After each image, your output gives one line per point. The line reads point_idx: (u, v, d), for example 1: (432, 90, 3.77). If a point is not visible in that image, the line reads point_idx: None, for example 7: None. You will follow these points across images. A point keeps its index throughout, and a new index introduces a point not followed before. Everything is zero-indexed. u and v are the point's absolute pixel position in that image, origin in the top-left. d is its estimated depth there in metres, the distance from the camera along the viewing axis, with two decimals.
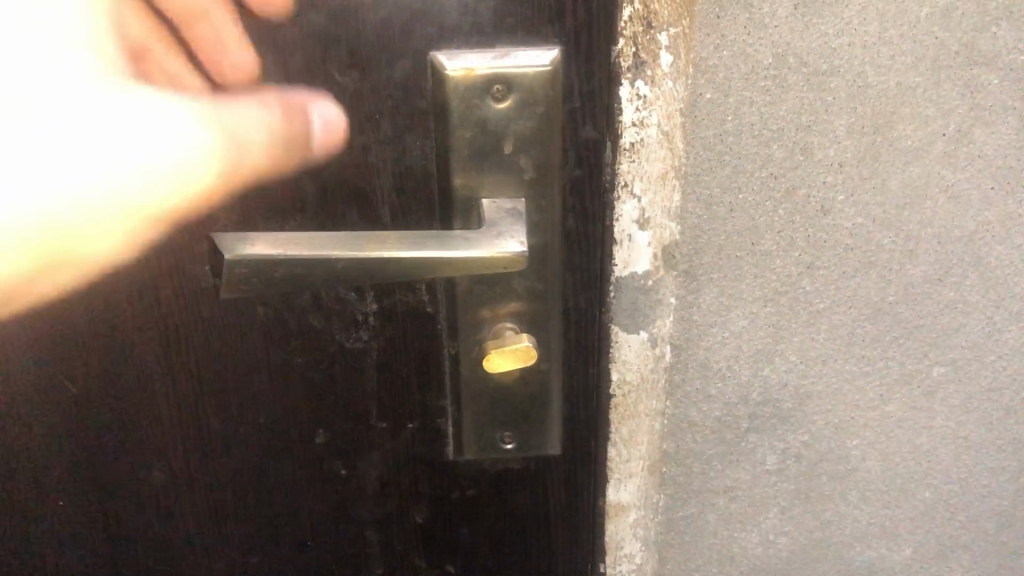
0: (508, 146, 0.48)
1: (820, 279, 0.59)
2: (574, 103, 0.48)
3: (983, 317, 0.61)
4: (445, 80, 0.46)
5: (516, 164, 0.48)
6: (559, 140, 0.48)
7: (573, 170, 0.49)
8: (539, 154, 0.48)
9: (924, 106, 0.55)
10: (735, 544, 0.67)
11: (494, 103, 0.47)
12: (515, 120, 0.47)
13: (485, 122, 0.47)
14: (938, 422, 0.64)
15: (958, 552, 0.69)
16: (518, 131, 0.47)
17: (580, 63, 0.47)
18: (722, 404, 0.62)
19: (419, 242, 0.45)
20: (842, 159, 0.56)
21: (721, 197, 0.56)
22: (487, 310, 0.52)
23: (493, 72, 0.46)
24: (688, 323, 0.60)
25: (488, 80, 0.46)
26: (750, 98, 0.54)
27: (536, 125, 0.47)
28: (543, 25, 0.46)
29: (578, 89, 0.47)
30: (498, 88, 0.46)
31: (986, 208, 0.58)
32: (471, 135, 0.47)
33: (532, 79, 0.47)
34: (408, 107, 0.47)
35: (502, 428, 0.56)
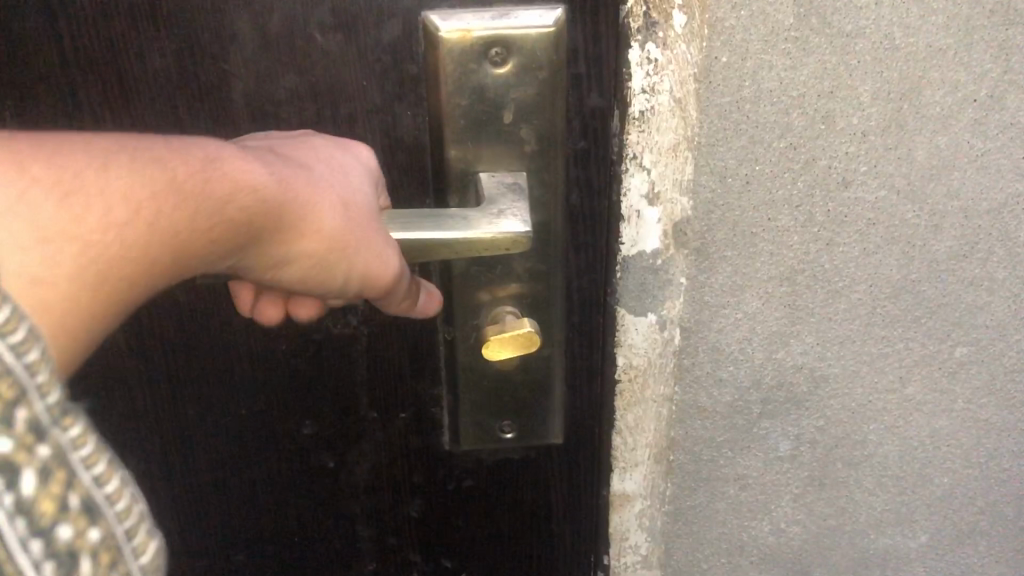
0: (508, 116, 0.44)
1: (839, 256, 0.55)
2: (580, 68, 0.43)
3: (1009, 295, 0.58)
4: (439, 42, 0.42)
5: (517, 135, 0.44)
6: (562, 109, 0.44)
7: (578, 142, 0.45)
8: (542, 125, 0.44)
9: (954, 70, 0.51)
10: (745, 533, 0.64)
11: (492, 68, 0.42)
12: (515, 87, 0.43)
13: (483, 89, 0.43)
14: (959, 404, 0.61)
15: (977, 538, 0.66)
16: (519, 99, 0.43)
17: (587, 24, 0.43)
18: (734, 388, 0.59)
19: (409, 220, 0.41)
20: (866, 128, 0.52)
21: (737, 168, 0.52)
22: (485, 294, 0.48)
23: (491, 34, 0.42)
24: (698, 304, 0.56)
25: (486, 42, 0.42)
26: (769, 62, 0.50)
27: (538, 93, 0.43)
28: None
29: (585, 52, 0.43)
30: (497, 53, 0.42)
31: (1018, 179, 0.54)
32: (467, 103, 0.43)
33: (533, 42, 0.42)
34: (399, 72, 0.43)
35: (501, 418, 0.53)
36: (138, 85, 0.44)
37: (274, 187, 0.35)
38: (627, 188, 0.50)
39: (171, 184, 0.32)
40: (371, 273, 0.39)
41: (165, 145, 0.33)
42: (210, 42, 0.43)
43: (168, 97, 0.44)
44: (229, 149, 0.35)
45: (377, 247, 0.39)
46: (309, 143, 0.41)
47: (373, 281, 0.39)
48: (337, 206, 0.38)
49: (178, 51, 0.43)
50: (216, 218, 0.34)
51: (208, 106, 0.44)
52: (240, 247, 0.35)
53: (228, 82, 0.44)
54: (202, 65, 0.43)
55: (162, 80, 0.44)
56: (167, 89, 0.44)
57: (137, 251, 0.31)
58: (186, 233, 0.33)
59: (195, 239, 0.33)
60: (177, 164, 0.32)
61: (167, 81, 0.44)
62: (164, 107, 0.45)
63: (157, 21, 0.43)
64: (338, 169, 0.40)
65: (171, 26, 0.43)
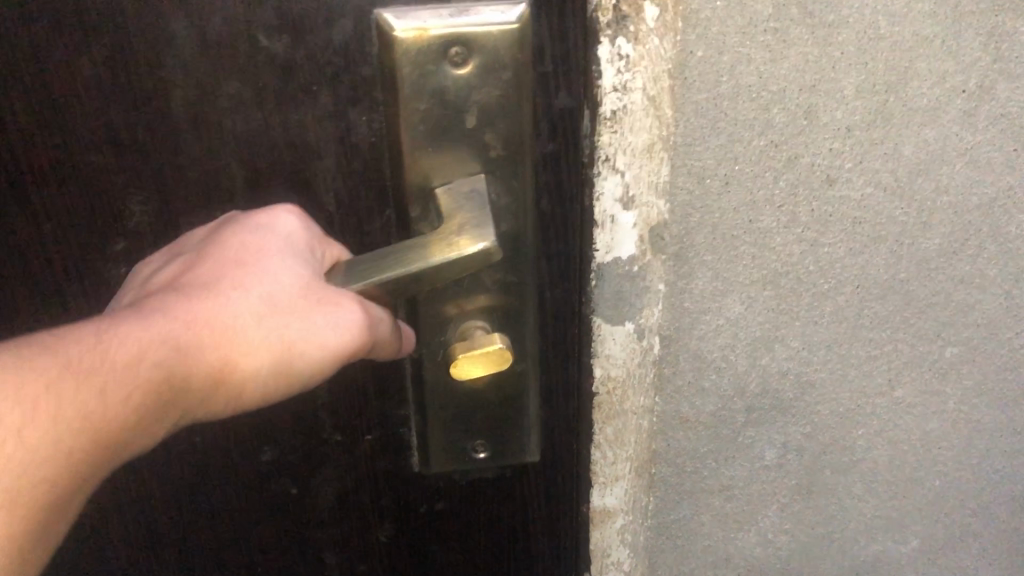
0: (471, 120, 0.41)
1: (824, 257, 0.52)
2: (548, 66, 0.41)
3: (1000, 292, 0.55)
4: (393, 41, 0.39)
5: (480, 138, 0.42)
6: (529, 109, 0.42)
7: (547, 144, 0.43)
8: (508, 128, 0.41)
9: (942, 59, 0.48)
10: (731, 545, 0.62)
11: (452, 69, 0.40)
12: (478, 88, 0.40)
13: (444, 89, 0.40)
14: (949, 406, 0.59)
15: (969, 540, 0.64)
16: (483, 102, 0.41)
17: (555, 17, 0.40)
18: (717, 397, 0.56)
19: (367, 267, 0.40)
20: (850, 123, 0.49)
21: (715, 169, 0.49)
22: (453, 307, 0.46)
23: (450, 31, 0.39)
24: (678, 310, 0.53)
25: (445, 41, 0.39)
26: (748, 55, 0.46)
27: (503, 94, 0.41)
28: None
29: (552, 49, 0.41)
30: (456, 51, 0.39)
31: (1008, 171, 0.52)
32: (425, 106, 0.41)
33: (495, 39, 0.39)
34: (349, 75, 0.40)
35: (472, 438, 0.50)
36: (69, 100, 0.40)
37: (185, 333, 0.36)
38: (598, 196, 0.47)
39: (68, 371, 0.33)
40: (330, 353, 0.38)
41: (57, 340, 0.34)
42: (144, 52, 0.39)
43: (102, 112, 0.41)
44: (121, 317, 0.35)
45: (317, 332, 0.38)
46: (218, 248, 0.40)
47: (334, 355, 0.38)
48: (263, 309, 0.37)
49: (109, 62, 0.39)
50: (136, 384, 0.35)
51: (146, 120, 0.41)
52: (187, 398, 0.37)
53: (166, 94, 0.40)
54: (137, 76, 0.40)
55: (94, 94, 0.40)
56: (100, 104, 0.40)
57: (78, 447, 0.34)
58: (119, 414, 0.34)
59: (117, 411, 0.34)
60: (70, 350, 0.34)
61: (99, 96, 0.40)
62: (98, 122, 0.41)
63: (84, 31, 0.39)
64: (258, 264, 0.39)
65: (100, 37, 0.39)
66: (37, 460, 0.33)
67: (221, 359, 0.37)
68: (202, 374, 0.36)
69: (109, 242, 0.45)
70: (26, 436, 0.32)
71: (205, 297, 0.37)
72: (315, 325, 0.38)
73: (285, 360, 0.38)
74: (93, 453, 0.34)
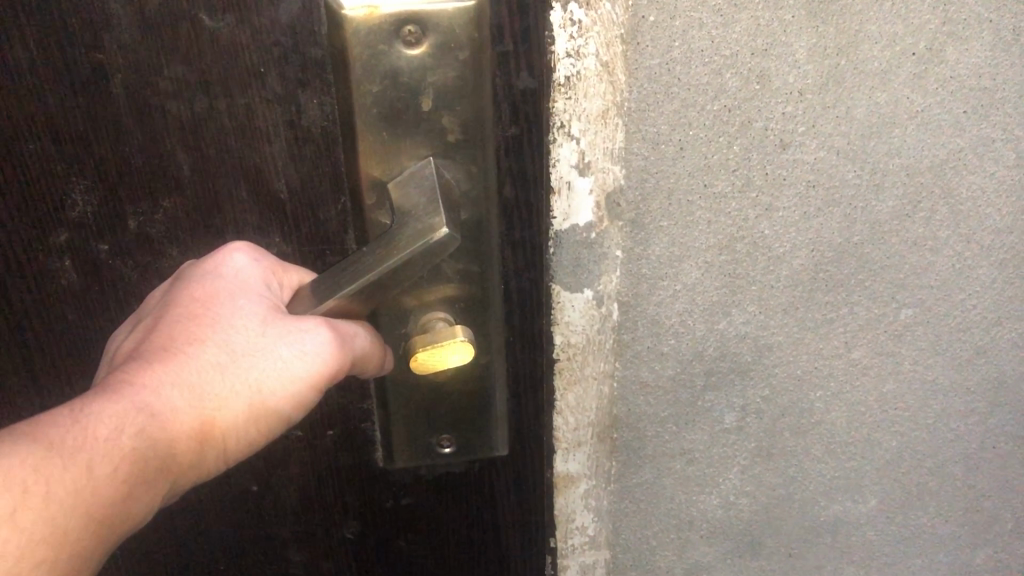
0: (427, 103, 0.40)
1: (779, 221, 0.53)
2: (506, 46, 0.40)
3: (953, 253, 0.56)
4: (344, 22, 0.38)
5: (437, 124, 0.40)
6: (488, 92, 0.40)
7: (509, 127, 0.42)
8: (465, 112, 0.40)
9: (893, 22, 0.49)
10: (693, 508, 0.62)
11: (405, 48, 0.38)
12: (435, 68, 0.39)
13: (398, 75, 0.39)
14: (905, 366, 0.60)
15: (926, 499, 0.65)
16: (443, 85, 0.39)
17: (504, 11, 0.40)
18: (676, 361, 0.57)
19: (332, 280, 0.40)
20: (802, 87, 0.49)
21: (670, 135, 0.49)
22: (417, 296, 0.45)
23: (402, 7, 0.38)
24: (636, 276, 0.53)
25: (398, 20, 0.38)
26: (700, 20, 0.47)
27: (459, 76, 0.39)
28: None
29: (510, 31, 0.40)
30: (411, 33, 0.38)
31: (958, 134, 0.52)
32: (379, 89, 0.39)
33: (448, 18, 0.38)
34: (301, 56, 0.40)
35: (439, 432, 0.49)
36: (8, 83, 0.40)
37: (153, 400, 0.37)
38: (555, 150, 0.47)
39: (45, 453, 0.35)
40: (307, 381, 0.40)
41: (24, 431, 0.35)
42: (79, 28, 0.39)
43: (44, 101, 0.40)
44: (87, 396, 0.36)
45: (289, 370, 0.40)
46: (175, 304, 0.41)
47: (306, 390, 0.40)
48: (227, 360, 0.39)
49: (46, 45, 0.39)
50: (121, 459, 0.36)
51: (87, 107, 0.41)
52: (169, 463, 0.38)
53: (106, 77, 0.40)
54: (76, 57, 0.39)
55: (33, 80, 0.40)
56: (44, 91, 0.40)
57: (85, 523, 0.36)
58: (108, 491, 0.36)
59: (104, 483, 0.36)
60: (48, 435, 0.35)
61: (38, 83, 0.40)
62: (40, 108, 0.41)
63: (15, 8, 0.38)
64: (219, 317, 0.40)
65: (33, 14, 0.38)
66: (36, 541, 0.34)
67: (195, 417, 0.38)
68: (181, 432, 0.38)
69: (51, 231, 0.45)
70: (20, 517, 0.34)
71: (173, 360, 0.39)
72: (278, 366, 0.40)
73: (255, 405, 0.40)
74: (101, 528, 0.36)
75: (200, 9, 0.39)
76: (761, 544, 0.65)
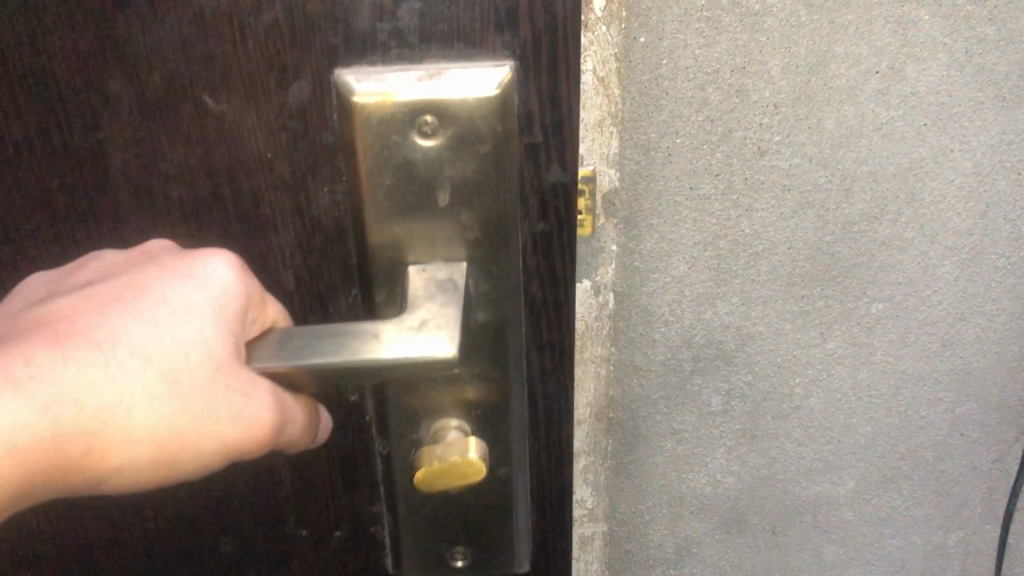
0: (443, 199, 0.26)
1: (759, 221, 0.59)
2: (537, 136, 0.26)
3: (918, 253, 0.62)
4: (344, 113, 0.25)
5: (454, 220, 0.27)
6: (515, 181, 0.26)
7: (535, 225, 0.28)
8: (492, 209, 0.26)
9: (857, 44, 0.55)
10: (683, 485, 0.68)
11: (418, 139, 0.25)
12: (451, 161, 0.26)
13: (400, 158, 0.25)
14: (877, 357, 0.66)
15: (900, 482, 0.71)
16: (462, 178, 0.26)
17: (545, 83, 0.26)
18: (666, 347, 0.63)
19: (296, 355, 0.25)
20: (777, 101, 0.56)
21: (659, 142, 0.56)
22: (424, 387, 0.29)
23: (416, 96, 0.25)
24: (630, 269, 0.60)
25: (411, 108, 0.25)
26: (685, 41, 0.53)
27: (481, 170, 0.26)
28: (493, 29, 0.25)
29: (543, 116, 0.26)
30: (429, 123, 0.25)
31: (919, 144, 0.59)
32: (391, 184, 0.26)
33: (476, 105, 0.25)
34: (309, 143, 0.27)
35: (451, 541, 0.32)
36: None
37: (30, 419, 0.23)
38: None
39: None
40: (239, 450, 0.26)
41: None
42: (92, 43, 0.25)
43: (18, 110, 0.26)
44: None
45: (220, 428, 0.25)
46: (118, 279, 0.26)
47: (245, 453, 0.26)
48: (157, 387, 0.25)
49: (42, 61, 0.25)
50: None
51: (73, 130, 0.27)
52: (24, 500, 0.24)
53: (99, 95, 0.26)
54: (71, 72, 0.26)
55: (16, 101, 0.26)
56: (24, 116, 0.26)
57: None
58: None
59: None
60: None
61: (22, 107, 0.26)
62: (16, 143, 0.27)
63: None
64: (138, 306, 0.25)
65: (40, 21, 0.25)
66: None
67: (83, 448, 0.24)
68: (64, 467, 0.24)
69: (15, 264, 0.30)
70: None
71: (75, 350, 0.24)
72: (211, 412, 0.25)
73: (167, 459, 0.25)
74: None
75: (201, 85, 0.26)
76: (746, 522, 0.70)
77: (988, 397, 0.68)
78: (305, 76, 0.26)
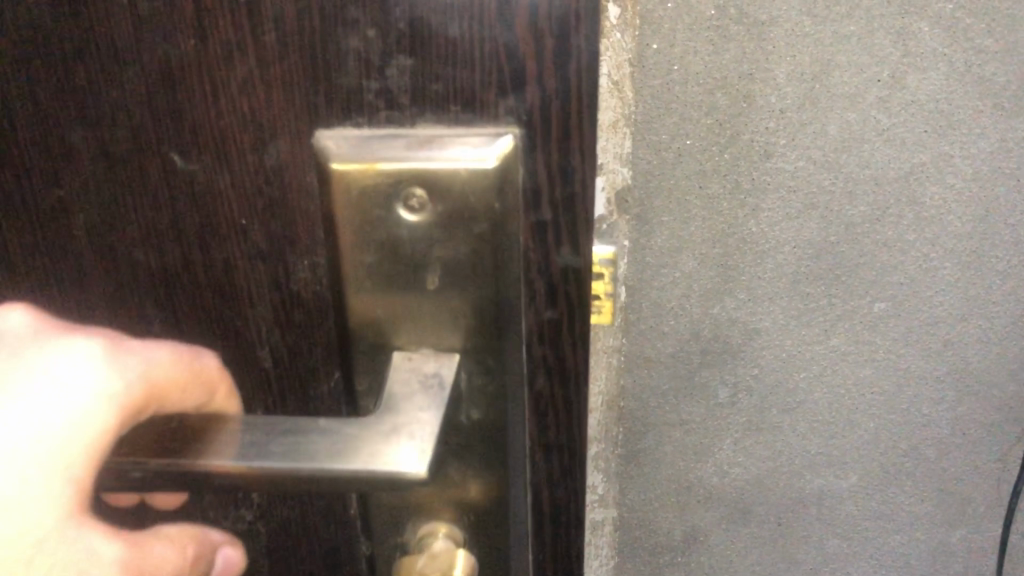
0: (432, 281, 0.22)
1: (765, 220, 0.62)
2: (546, 214, 0.21)
3: (920, 254, 0.65)
4: (321, 176, 0.21)
5: (444, 308, 0.22)
6: (519, 270, 0.22)
7: (542, 311, 0.22)
8: (487, 299, 0.22)
9: (859, 54, 0.58)
10: (691, 474, 0.71)
11: (404, 213, 0.21)
12: (442, 247, 0.21)
13: (381, 238, 0.21)
14: (880, 354, 0.68)
15: (903, 479, 0.73)
16: (454, 267, 0.21)
17: (555, 161, 0.21)
18: (676, 340, 0.66)
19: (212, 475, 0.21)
20: (783, 106, 0.59)
21: (670, 143, 0.59)
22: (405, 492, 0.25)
23: (405, 166, 0.20)
24: (641, 264, 0.63)
25: (399, 178, 0.21)
26: (695, 48, 0.56)
27: (475, 251, 0.21)
28: (494, 92, 0.20)
29: (553, 190, 0.21)
30: (416, 196, 0.21)
31: (920, 150, 0.61)
32: (373, 263, 0.22)
33: (470, 180, 0.20)
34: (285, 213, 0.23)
35: None
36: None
37: None
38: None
39: None
40: None
41: None
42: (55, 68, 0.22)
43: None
44: None
45: None
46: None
47: None
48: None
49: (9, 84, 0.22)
50: None
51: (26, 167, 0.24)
52: None
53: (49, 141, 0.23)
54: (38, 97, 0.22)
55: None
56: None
57: None
58: None
59: None
60: None
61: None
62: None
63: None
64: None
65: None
66: None
67: None
68: None
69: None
70: None
71: None
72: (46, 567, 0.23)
73: None
74: None
75: (170, 143, 0.22)
76: (752, 512, 0.73)
77: (990, 398, 0.71)
78: (286, 137, 0.21)
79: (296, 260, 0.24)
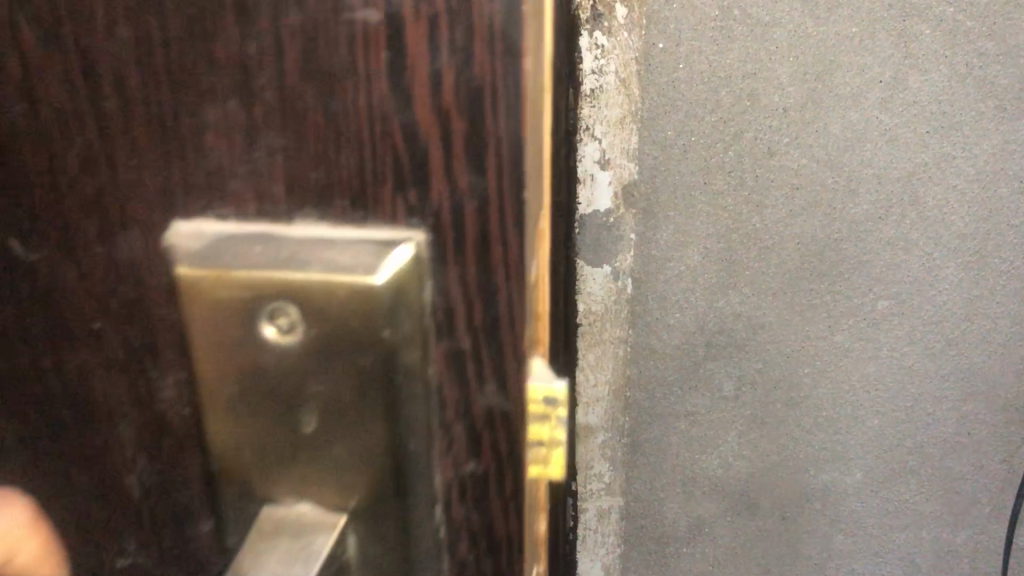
0: (308, 426, 0.15)
1: (769, 216, 0.64)
2: (462, 339, 0.15)
3: (923, 253, 0.66)
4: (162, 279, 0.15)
5: (326, 462, 0.16)
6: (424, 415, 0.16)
7: (461, 464, 0.16)
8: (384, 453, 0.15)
9: (861, 55, 0.60)
10: (696, 465, 0.73)
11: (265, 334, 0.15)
12: (330, 385, 0.15)
13: (246, 368, 0.15)
14: (883, 351, 0.70)
15: (907, 477, 0.74)
16: (342, 406, 0.15)
17: (476, 278, 0.15)
18: (681, 332, 0.68)
19: None
20: (786, 105, 0.61)
21: (675, 139, 0.61)
22: None
23: (266, 273, 0.14)
24: (647, 257, 0.65)
25: (254, 293, 0.15)
26: (700, 48, 0.59)
27: (362, 391, 0.15)
28: (392, 182, 0.14)
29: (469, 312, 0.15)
30: (286, 313, 0.15)
31: (922, 151, 0.63)
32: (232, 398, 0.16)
33: (351, 303, 0.14)
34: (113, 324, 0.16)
35: None
36: None
37: None
38: (558, 400, 0.19)
39: None
40: None
41: None
42: None
43: None
44: None
45: None
46: None
47: None
48: None
49: None
50: None
51: None
52: None
53: None
54: None
55: None
56: None
57: None
58: None
59: None
60: None
61: None
62: None
63: None
64: None
65: None
66: None
67: None
68: None
69: None
70: None
71: None
72: None
73: None
74: None
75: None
76: (756, 506, 0.74)
77: (995, 399, 0.72)
78: (136, 224, 0.15)
79: (152, 375, 0.17)
